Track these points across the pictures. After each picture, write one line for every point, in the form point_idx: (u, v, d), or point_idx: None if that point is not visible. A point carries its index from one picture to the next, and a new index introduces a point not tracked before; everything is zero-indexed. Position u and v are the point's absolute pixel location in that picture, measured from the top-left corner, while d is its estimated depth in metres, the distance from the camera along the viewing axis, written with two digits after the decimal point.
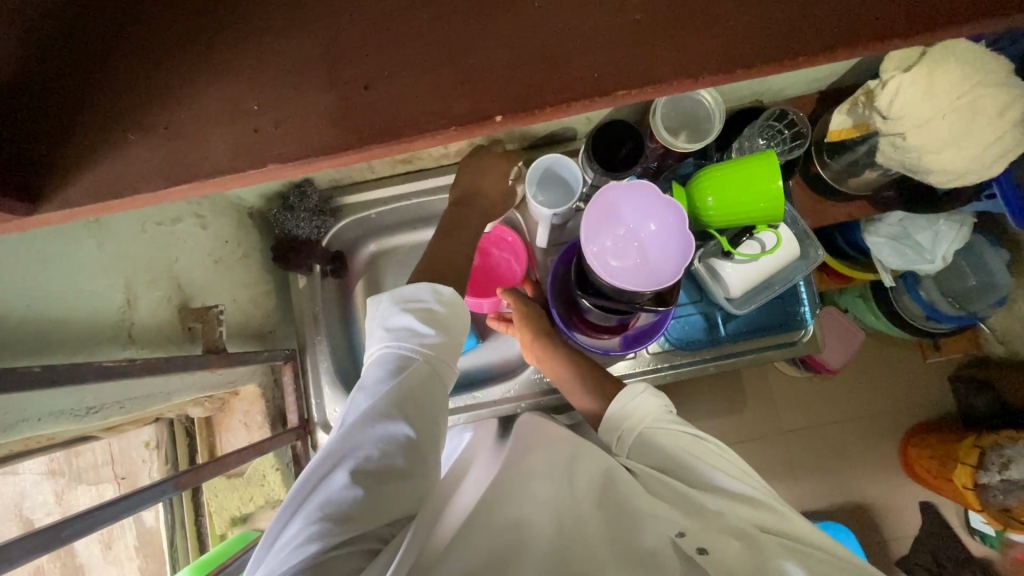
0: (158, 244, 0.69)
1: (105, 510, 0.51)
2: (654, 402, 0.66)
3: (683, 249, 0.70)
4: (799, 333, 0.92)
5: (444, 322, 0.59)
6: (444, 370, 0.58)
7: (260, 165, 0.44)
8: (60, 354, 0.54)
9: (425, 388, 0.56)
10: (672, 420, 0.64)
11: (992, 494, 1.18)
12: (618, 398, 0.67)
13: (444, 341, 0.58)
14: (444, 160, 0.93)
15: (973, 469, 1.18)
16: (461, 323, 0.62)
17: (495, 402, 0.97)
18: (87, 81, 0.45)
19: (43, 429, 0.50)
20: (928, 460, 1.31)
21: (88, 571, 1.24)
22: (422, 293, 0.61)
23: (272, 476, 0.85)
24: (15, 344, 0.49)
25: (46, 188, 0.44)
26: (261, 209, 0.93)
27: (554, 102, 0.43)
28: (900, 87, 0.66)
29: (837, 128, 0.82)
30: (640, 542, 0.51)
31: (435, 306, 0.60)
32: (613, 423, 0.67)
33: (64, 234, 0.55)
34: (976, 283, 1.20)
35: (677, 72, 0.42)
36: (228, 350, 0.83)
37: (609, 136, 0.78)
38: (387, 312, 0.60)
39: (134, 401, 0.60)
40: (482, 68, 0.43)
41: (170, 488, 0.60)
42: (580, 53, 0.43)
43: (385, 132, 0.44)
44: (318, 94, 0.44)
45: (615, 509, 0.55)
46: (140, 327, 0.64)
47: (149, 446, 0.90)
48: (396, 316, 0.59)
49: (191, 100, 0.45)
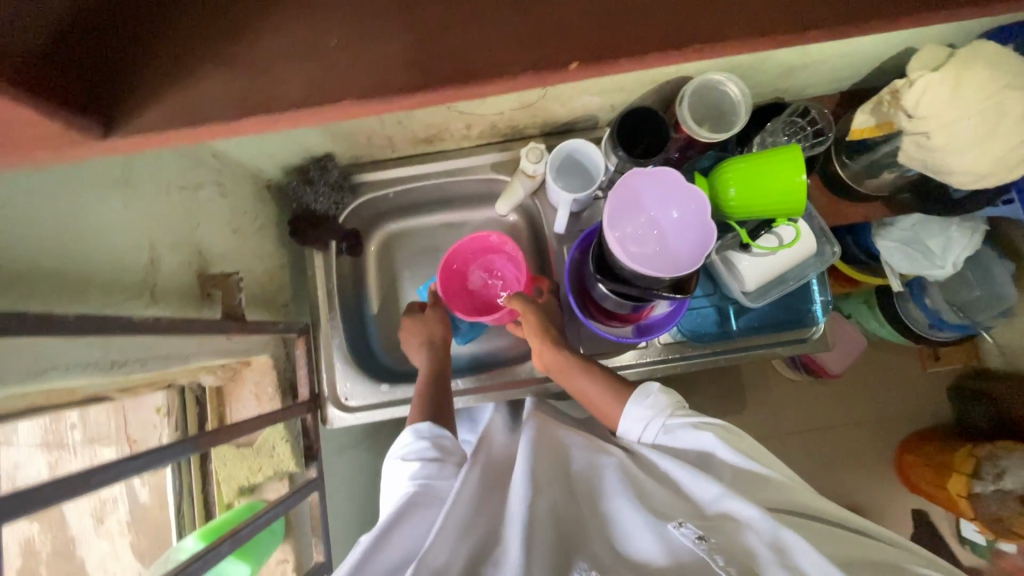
0: (182, 207, 0.69)
1: (125, 464, 0.50)
2: (665, 401, 0.72)
3: (705, 239, 0.71)
4: (810, 330, 0.93)
5: (433, 453, 0.71)
6: (442, 488, 0.68)
7: (335, 99, 0.44)
8: (93, 303, 0.53)
9: (427, 508, 0.65)
10: (680, 418, 0.69)
11: (985, 504, 1.18)
12: (634, 398, 0.73)
13: (435, 467, 0.70)
14: (465, 142, 0.94)
15: (967, 478, 1.20)
16: (450, 451, 0.73)
17: (503, 387, 0.98)
18: (165, 11, 0.45)
19: (69, 379, 0.49)
20: (923, 468, 1.32)
21: (80, 543, 1.22)
22: (411, 439, 0.73)
23: (282, 447, 0.85)
24: (51, 287, 0.49)
25: (116, 111, 0.43)
26: (279, 182, 0.94)
27: (629, 51, 0.45)
28: (928, 86, 0.66)
29: (859, 127, 0.80)
30: (648, 535, 0.55)
31: (424, 444, 0.72)
32: (631, 422, 0.72)
33: (94, 188, 0.55)
34: (980, 293, 1.20)
35: (748, 29, 0.45)
36: (246, 318, 0.83)
37: (635, 123, 0.79)
38: (391, 467, 0.73)
39: (156, 360, 0.60)
40: (561, 19, 0.46)
41: (190, 448, 0.60)
42: (649, 9, 0.46)
43: (452, 75, 0.45)
44: (395, 36, 0.45)
45: (620, 506, 0.60)
46: (163, 288, 0.64)
47: (159, 412, 0.90)
48: (395, 468, 0.72)
49: (258, 38, 0.46)
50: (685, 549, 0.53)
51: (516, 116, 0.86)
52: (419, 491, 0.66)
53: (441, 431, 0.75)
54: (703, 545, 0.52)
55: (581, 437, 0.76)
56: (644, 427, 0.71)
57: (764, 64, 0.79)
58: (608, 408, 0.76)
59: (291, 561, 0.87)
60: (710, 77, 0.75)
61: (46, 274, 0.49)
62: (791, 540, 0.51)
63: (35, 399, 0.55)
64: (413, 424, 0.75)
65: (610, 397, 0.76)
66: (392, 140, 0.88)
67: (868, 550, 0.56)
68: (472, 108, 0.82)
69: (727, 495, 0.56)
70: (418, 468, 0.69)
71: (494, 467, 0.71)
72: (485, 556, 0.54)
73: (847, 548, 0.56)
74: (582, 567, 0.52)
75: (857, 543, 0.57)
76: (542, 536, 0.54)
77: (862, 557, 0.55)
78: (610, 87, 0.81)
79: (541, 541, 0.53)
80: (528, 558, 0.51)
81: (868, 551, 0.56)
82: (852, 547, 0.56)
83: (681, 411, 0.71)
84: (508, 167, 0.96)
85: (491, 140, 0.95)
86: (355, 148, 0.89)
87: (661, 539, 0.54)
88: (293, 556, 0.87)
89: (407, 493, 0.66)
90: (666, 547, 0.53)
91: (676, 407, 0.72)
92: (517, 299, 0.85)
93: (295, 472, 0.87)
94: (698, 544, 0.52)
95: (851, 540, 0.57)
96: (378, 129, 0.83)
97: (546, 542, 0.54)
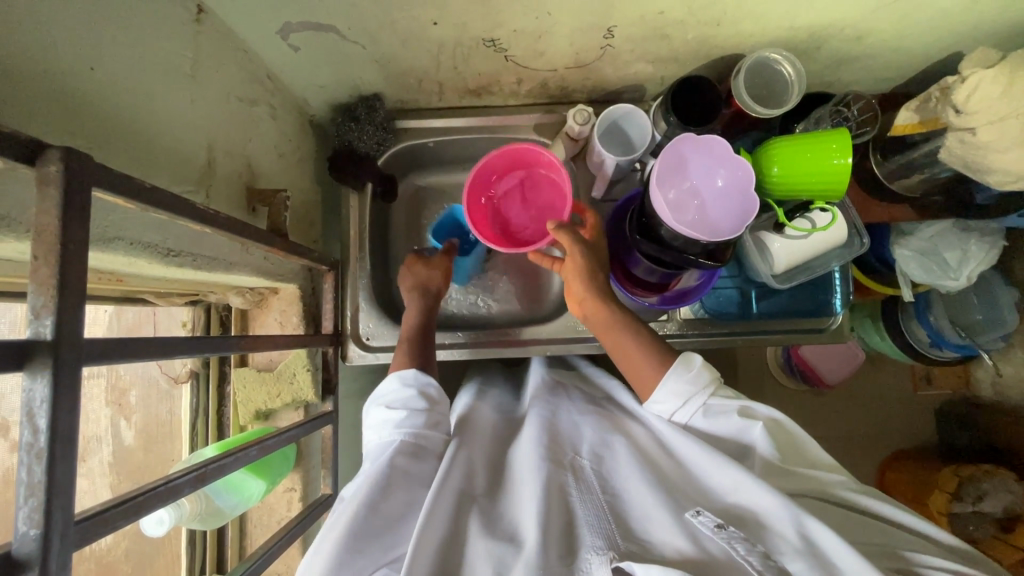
0: (235, 118, 0.70)
1: (185, 342, 0.48)
2: (707, 378, 0.65)
3: (747, 209, 0.72)
4: (829, 320, 0.97)
5: (420, 403, 0.65)
6: (429, 440, 0.63)
7: None
8: (165, 182, 0.57)
9: (413, 461, 0.61)
10: (722, 399, 0.64)
11: (962, 524, 1.12)
12: (676, 364, 0.66)
13: (421, 417, 0.64)
14: (511, 99, 0.94)
15: (949, 497, 1.13)
16: (434, 403, 0.67)
17: (525, 346, 0.96)
18: None
19: (131, 255, 0.51)
20: (904, 484, 1.27)
21: None
22: (396, 386, 0.67)
23: (301, 375, 0.88)
24: (131, 159, 0.52)
25: None
26: (323, 118, 0.94)
27: None
28: (980, 82, 0.69)
29: (902, 123, 0.82)
30: (670, 524, 0.51)
31: (410, 392, 0.66)
32: (677, 389, 0.65)
33: (164, 78, 0.56)
34: (982, 316, 1.14)
35: None
36: (290, 239, 0.86)
37: (688, 93, 0.81)
38: (371, 412, 0.66)
39: (204, 258, 0.62)
40: None
41: (234, 346, 0.59)
42: None
43: None
44: None
45: (636, 484, 0.56)
46: (216, 191, 0.66)
47: (184, 327, 0.91)
48: (377, 414, 0.65)
49: None
50: (705, 538, 0.50)
51: (568, 75, 0.87)
52: (406, 443, 0.61)
53: (427, 378, 0.69)
54: (724, 534, 0.50)
55: (592, 414, 0.72)
56: (680, 404, 0.65)
57: (819, 50, 0.80)
58: (641, 369, 0.68)
59: (297, 490, 0.92)
60: (767, 55, 0.77)
61: (124, 129, 0.51)
62: (816, 533, 0.49)
63: (91, 275, 0.57)
64: (395, 374, 0.69)
65: (644, 355, 0.68)
66: (441, 87, 0.88)
67: (872, 532, 0.56)
68: (529, 62, 0.82)
69: (746, 483, 0.54)
70: (403, 419, 0.63)
71: (497, 443, 0.69)
72: (491, 537, 0.52)
73: (852, 535, 0.56)
74: (598, 547, 0.48)
75: (864, 529, 0.57)
76: (554, 520, 0.52)
77: (865, 542, 0.56)
78: (665, 56, 0.82)
79: (555, 525, 0.51)
80: (542, 546, 0.48)
81: (874, 538, 0.56)
82: (868, 540, 0.56)
83: (720, 389, 0.66)
84: (551, 130, 0.96)
85: (538, 101, 0.96)
86: (405, 91, 0.89)
87: (680, 525, 0.51)
88: (298, 486, 0.92)
89: (393, 445, 0.61)
90: (686, 537, 0.50)
91: (716, 385, 0.66)
92: (565, 233, 0.73)
93: (311, 404, 0.91)
94: (718, 532, 0.50)
95: (858, 525, 0.57)
96: (432, 71, 0.83)
97: (558, 525, 0.52)
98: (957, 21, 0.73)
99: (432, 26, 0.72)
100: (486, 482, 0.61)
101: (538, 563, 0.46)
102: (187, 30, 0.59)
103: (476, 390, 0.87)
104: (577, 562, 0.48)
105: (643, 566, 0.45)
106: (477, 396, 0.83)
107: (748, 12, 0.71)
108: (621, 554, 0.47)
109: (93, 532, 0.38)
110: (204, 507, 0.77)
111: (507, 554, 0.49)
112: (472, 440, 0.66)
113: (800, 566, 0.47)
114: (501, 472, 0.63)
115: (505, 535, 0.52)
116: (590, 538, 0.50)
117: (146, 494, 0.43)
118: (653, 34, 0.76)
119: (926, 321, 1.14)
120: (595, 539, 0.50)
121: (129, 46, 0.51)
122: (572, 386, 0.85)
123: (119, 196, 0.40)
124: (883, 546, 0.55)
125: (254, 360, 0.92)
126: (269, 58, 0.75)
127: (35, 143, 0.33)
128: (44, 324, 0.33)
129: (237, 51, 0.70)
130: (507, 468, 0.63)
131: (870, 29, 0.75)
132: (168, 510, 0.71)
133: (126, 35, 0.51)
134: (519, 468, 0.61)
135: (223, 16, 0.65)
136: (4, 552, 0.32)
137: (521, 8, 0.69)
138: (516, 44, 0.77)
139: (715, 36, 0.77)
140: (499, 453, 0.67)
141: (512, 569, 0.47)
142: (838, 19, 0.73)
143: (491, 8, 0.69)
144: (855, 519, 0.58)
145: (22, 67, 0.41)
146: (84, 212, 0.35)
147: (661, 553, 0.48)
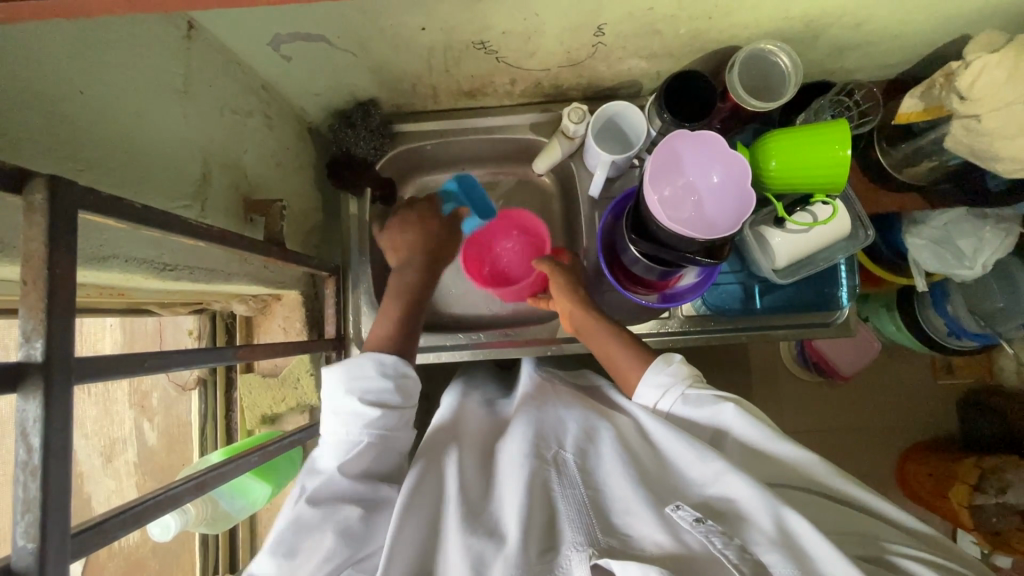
0: (232, 131, 0.72)
1: (184, 355, 0.50)
2: (685, 372, 0.67)
3: (744, 204, 0.70)
4: (835, 314, 0.94)
5: (395, 397, 0.64)
6: (399, 438, 0.64)
7: None
8: (157, 201, 0.57)
9: (378, 463, 0.62)
10: (699, 390, 0.65)
11: (985, 518, 1.09)
12: (650, 366, 0.69)
13: (396, 415, 0.64)
14: (506, 99, 0.94)
15: (970, 489, 1.09)
16: (408, 396, 0.66)
17: (526, 344, 0.96)
18: None
19: (128, 271, 0.53)
20: (925, 478, 1.23)
21: None
22: (373, 374, 0.64)
23: (305, 380, 0.93)
24: (122, 174, 0.53)
25: None
26: (321, 125, 0.95)
27: None
28: (984, 68, 0.66)
29: (905, 111, 0.79)
30: (652, 524, 0.51)
31: (386, 385, 0.64)
32: (656, 377, 0.67)
33: (156, 97, 0.57)
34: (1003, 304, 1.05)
35: None
36: (288, 247, 0.87)
37: (683, 89, 0.81)
38: (338, 398, 0.63)
39: (201, 270, 0.64)
40: None
41: (230, 355, 0.59)
42: None
43: None
44: None
45: (616, 479, 0.56)
46: (213, 205, 0.67)
47: (191, 336, 0.94)
48: (345, 403, 0.62)
49: None
50: (684, 533, 0.50)
51: (562, 74, 0.86)
52: (374, 442, 0.61)
53: (405, 368, 0.67)
54: (701, 528, 0.49)
55: (577, 406, 0.72)
56: (660, 394, 0.67)
57: (819, 39, 0.78)
58: (626, 367, 0.72)
59: None
60: (762, 46, 0.76)
61: (116, 146, 0.52)
62: (796, 525, 0.49)
63: (94, 290, 0.60)
64: (370, 356, 0.66)
65: (624, 354, 0.72)
66: (435, 90, 0.88)
67: (850, 521, 0.55)
68: (521, 61, 0.82)
69: (729, 473, 0.54)
70: (377, 417, 0.62)
71: (481, 438, 0.69)
72: (469, 532, 0.52)
73: (831, 525, 0.55)
74: (579, 543, 0.49)
75: (837, 516, 0.56)
76: (536, 516, 0.53)
77: (847, 531, 0.55)
78: (660, 51, 0.81)
79: (535, 522, 0.52)
80: (521, 547, 0.49)
81: (856, 526, 0.55)
82: (851, 531, 0.55)
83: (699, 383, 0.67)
84: (547, 129, 0.96)
85: (534, 100, 0.95)
86: (400, 95, 0.89)
87: (658, 522, 0.51)
88: None
89: (361, 446, 0.60)
90: (665, 532, 0.50)
91: (694, 379, 0.67)
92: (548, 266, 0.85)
93: (316, 407, 0.94)
94: (696, 527, 0.50)
95: (827, 509, 0.56)
96: (424, 75, 0.83)
97: (538, 522, 0.52)
98: (960, 5, 0.71)
99: (421, 31, 0.72)
100: (476, 475, 0.62)
101: (515, 561, 0.48)
102: (178, 47, 0.61)
103: (461, 390, 0.85)
104: (557, 558, 0.49)
105: (622, 563, 0.46)
106: (466, 391, 0.84)
107: (741, 4, 0.70)
108: (600, 550, 0.48)
109: (93, 542, 0.39)
110: (211, 512, 0.81)
111: (484, 551, 0.50)
112: (460, 443, 0.66)
113: (776, 559, 0.47)
114: (487, 463, 0.64)
115: (485, 529, 0.53)
116: (570, 535, 0.50)
117: (146, 504, 0.44)
118: (644, 30, 0.75)
119: (942, 309, 1.10)
120: (575, 535, 0.50)
121: (117, 66, 0.52)
122: (560, 380, 0.86)
123: (107, 217, 0.42)
124: (863, 536, 0.54)
125: (259, 367, 0.95)
126: (262, 68, 0.76)
127: (21, 173, 0.35)
128: (35, 347, 0.35)
129: (230, 64, 0.71)
130: (495, 460, 0.64)
131: (870, 15, 0.73)
132: (173, 517, 0.75)
133: (117, 56, 0.52)
134: (504, 459, 0.62)
135: (214, 30, 0.66)
136: (4, 564, 0.33)
137: (507, 9, 0.69)
138: (506, 46, 0.77)
139: (708, 29, 0.75)
140: (487, 446, 0.68)
141: (492, 568, 0.48)
142: (835, 8, 0.71)
143: (478, 12, 0.69)
144: (830, 504, 0.57)
145: (13, 95, 0.42)
146: (71, 237, 0.36)
147: (641, 548, 0.48)
